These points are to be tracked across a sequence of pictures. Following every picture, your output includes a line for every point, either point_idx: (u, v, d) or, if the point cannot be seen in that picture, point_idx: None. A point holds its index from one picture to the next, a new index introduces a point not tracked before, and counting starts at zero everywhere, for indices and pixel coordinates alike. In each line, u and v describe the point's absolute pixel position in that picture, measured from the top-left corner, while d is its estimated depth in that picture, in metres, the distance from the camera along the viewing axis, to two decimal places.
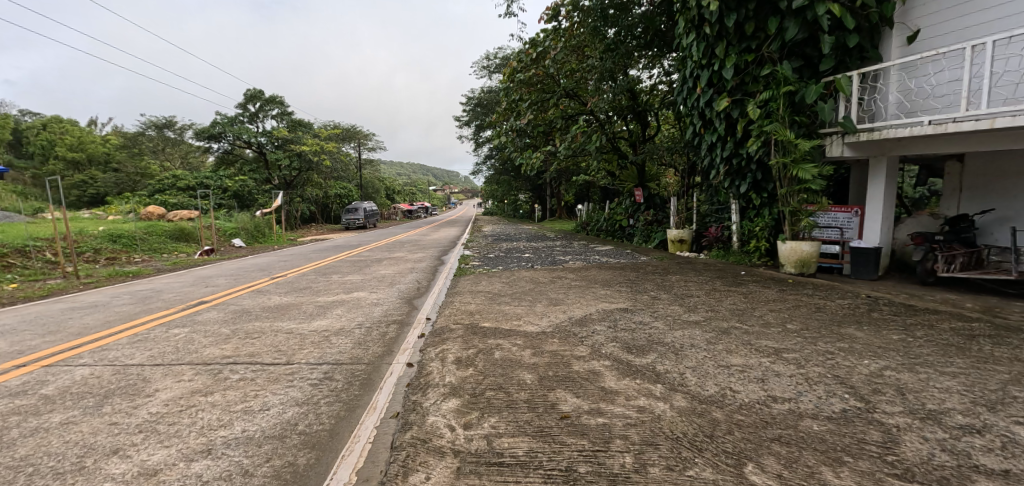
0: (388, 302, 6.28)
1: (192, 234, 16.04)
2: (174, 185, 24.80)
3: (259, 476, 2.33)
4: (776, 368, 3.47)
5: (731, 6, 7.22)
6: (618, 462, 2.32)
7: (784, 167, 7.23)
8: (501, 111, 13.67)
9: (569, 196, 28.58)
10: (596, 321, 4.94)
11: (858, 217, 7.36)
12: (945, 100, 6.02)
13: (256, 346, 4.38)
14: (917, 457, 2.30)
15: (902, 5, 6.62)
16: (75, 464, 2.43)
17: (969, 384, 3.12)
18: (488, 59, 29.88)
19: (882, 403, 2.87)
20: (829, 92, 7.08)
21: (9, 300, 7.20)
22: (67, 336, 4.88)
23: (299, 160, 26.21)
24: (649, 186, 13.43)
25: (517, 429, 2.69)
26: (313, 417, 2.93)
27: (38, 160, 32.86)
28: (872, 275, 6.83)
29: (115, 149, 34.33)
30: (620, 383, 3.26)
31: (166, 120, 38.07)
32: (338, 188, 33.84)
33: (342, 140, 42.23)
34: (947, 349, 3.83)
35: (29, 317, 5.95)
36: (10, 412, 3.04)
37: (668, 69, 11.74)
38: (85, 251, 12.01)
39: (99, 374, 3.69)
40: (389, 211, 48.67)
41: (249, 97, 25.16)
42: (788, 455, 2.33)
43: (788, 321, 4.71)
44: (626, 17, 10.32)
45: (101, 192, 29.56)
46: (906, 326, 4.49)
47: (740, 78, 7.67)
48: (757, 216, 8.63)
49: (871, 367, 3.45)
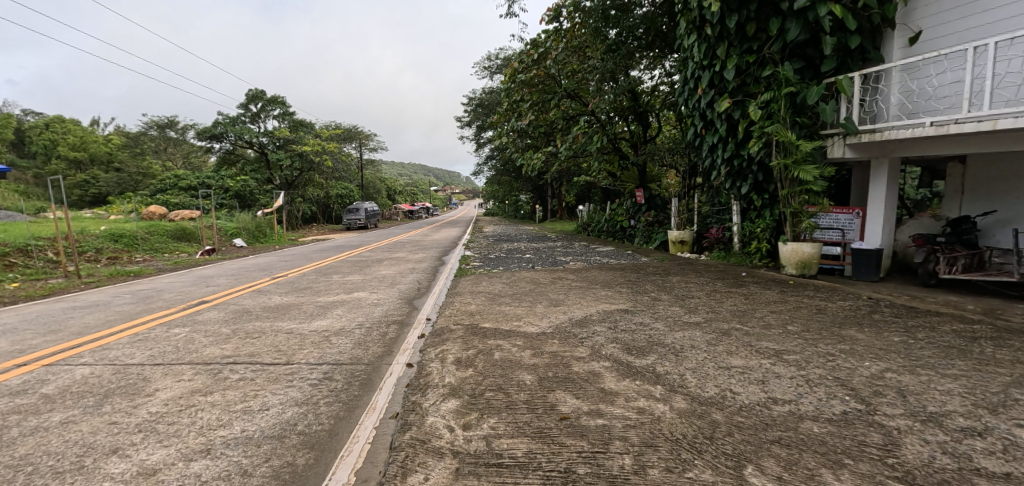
0: (388, 303, 6.28)
1: (193, 234, 16.07)
2: (175, 185, 24.85)
3: (258, 476, 2.32)
4: (776, 369, 3.46)
5: (733, 8, 7.22)
6: (618, 463, 2.31)
7: (785, 168, 7.22)
8: (503, 112, 13.66)
9: (570, 197, 28.62)
10: (596, 322, 4.93)
11: (860, 219, 7.33)
12: (947, 101, 6.00)
13: (256, 346, 4.38)
14: (918, 459, 2.29)
15: (902, 6, 6.62)
16: (75, 463, 2.43)
17: (971, 386, 3.11)
18: (489, 60, 29.92)
19: (883, 405, 2.85)
20: (831, 93, 7.07)
21: (10, 299, 7.22)
22: (68, 335, 4.89)
23: (300, 160, 26.24)
24: (650, 187, 13.45)
25: (516, 430, 2.68)
26: (312, 417, 2.93)
27: (40, 160, 32.97)
28: (874, 277, 6.81)
29: (118, 149, 34.43)
30: (620, 384, 3.26)
31: (168, 120, 38.17)
32: (340, 188, 33.88)
33: (343, 140, 42.20)
34: (948, 351, 3.81)
35: (30, 316, 5.97)
36: (11, 411, 3.05)
37: (670, 70, 11.73)
38: (87, 251, 12.04)
39: (99, 373, 3.69)
40: (390, 211, 48.75)
41: (249, 98, 25.20)
42: (788, 457, 2.32)
43: (789, 323, 4.70)
44: (627, 18, 10.42)
45: (103, 191, 29.67)
46: (908, 328, 4.48)
47: (742, 79, 7.68)
48: (758, 217, 8.61)
49: (872, 369, 3.43)
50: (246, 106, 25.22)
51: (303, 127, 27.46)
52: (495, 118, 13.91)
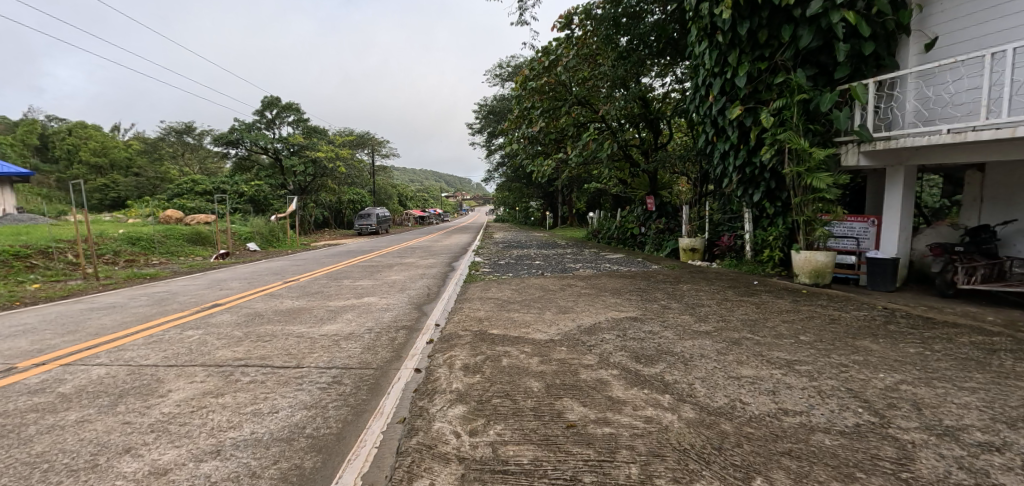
0: (397, 308, 6.30)
1: (208, 237, 16.38)
2: (192, 190, 25.69)
3: (266, 478, 2.34)
4: (788, 380, 3.41)
5: (744, 14, 7.20)
6: (625, 472, 2.30)
7: (798, 176, 7.15)
8: (513, 119, 13.48)
9: (580, 204, 28.64)
10: (605, 330, 4.89)
11: (875, 228, 7.21)
12: (964, 108, 5.91)
13: (267, 349, 4.44)
14: (934, 474, 2.24)
15: (918, 12, 6.57)
16: (88, 462, 2.48)
17: (989, 400, 3.03)
18: (501, 68, 30.29)
19: (897, 418, 2.80)
20: (845, 100, 6.99)
21: (32, 300, 7.42)
22: (85, 336, 4.98)
23: (314, 167, 26.71)
24: (661, 194, 13.28)
25: (522, 436, 2.68)
26: (320, 421, 2.95)
27: (62, 165, 33.85)
28: (890, 286, 6.66)
29: (137, 154, 35.37)
30: (627, 392, 3.24)
31: (185, 126, 39.23)
32: (351, 194, 34.38)
33: (355, 145, 42.26)
34: (966, 364, 3.72)
35: (49, 316, 6.11)
36: (29, 409, 3.12)
37: (681, 77, 11.76)
38: (106, 253, 12.29)
39: (113, 374, 3.76)
40: (403, 217, 49.13)
41: (265, 103, 25.57)
42: (798, 470, 2.28)
43: (801, 333, 4.62)
44: (639, 25, 10.64)
45: (122, 195, 30.54)
46: (924, 339, 4.38)
47: (753, 86, 7.59)
48: (771, 225, 8.49)
49: (887, 380, 3.37)
50: (260, 113, 25.58)
51: (316, 133, 27.86)
52: (505, 125, 13.73)
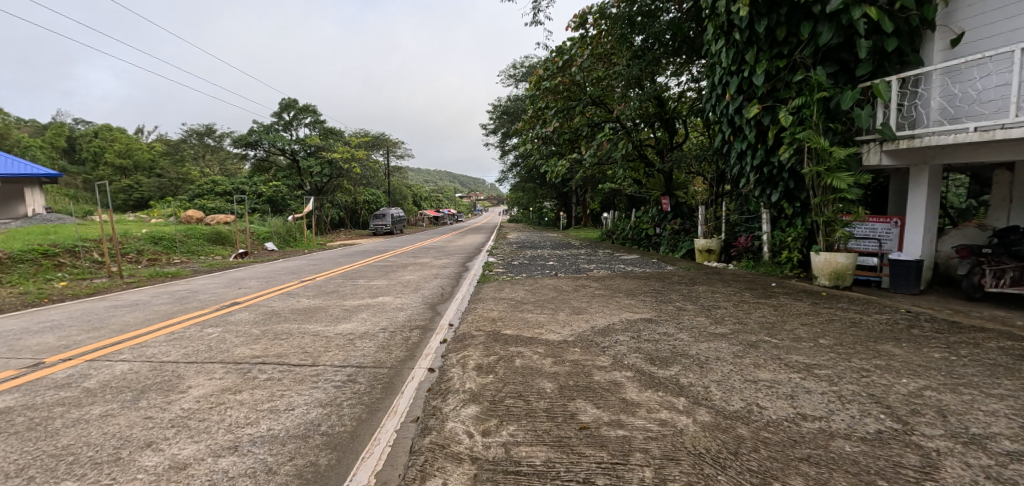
0: (411, 308, 6.34)
1: (228, 237, 16.71)
2: (212, 191, 26.19)
3: (281, 475, 2.37)
4: (807, 384, 3.34)
5: (762, 12, 7.08)
6: (638, 476, 2.28)
7: (817, 176, 7.00)
8: (527, 119, 13.45)
9: (594, 204, 28.50)
10: (619, 332, 4.85)
11: (898, 228, 7.02)
12: (992, 106, 5.72)
13: (283, 347, 4.50)
14: (959, 483, 2.17)
15: (943, 7, 6.39)
16: (111, 455, 2.54)
17: (1019, 408, 2.92)
18: (515, 68, 30.34)
19: (921, 425, 2.72)
20: (867, 98, 6.82)
21: (59, 297, 7.65)
22: (109, 333, 5.11)
23: (330, 168, 27.06)
24: (677, 194, 13.12)
25: (535, 438, 2.67)
26: (335, 418, 2.99)
27: (89, 167, 34.87)
28: (914, 289, 6.49)
29: (160, 156, 36.27)
30: (642, 395, 3.20)
31: (206, 128, 40.11)
32: (367, 195, 34.73)
33: (371, 147, 42.78)
34: (993, 370, 3.60)
35: (75, 313, 6.29)
36: (56, 403, 3.22)
37: (697, 76, 11.62)
38: (129, 252, 12.62)
39: (135, 370, 3.85)
40: (418, 217, 49.49)
41: (283, 105, 26.00)
42: (816, 476, 2.23)
43: (821, 336, 4.52)
44: (654, 24, 10.53)
45: (145, 196, 31.32)
46: (949, 344, 4.25)
47: (771, 84, 7.47)
48: (789, 226, 8.33)
49: (910, 386, 3.28)
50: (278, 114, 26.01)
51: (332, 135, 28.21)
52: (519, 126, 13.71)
